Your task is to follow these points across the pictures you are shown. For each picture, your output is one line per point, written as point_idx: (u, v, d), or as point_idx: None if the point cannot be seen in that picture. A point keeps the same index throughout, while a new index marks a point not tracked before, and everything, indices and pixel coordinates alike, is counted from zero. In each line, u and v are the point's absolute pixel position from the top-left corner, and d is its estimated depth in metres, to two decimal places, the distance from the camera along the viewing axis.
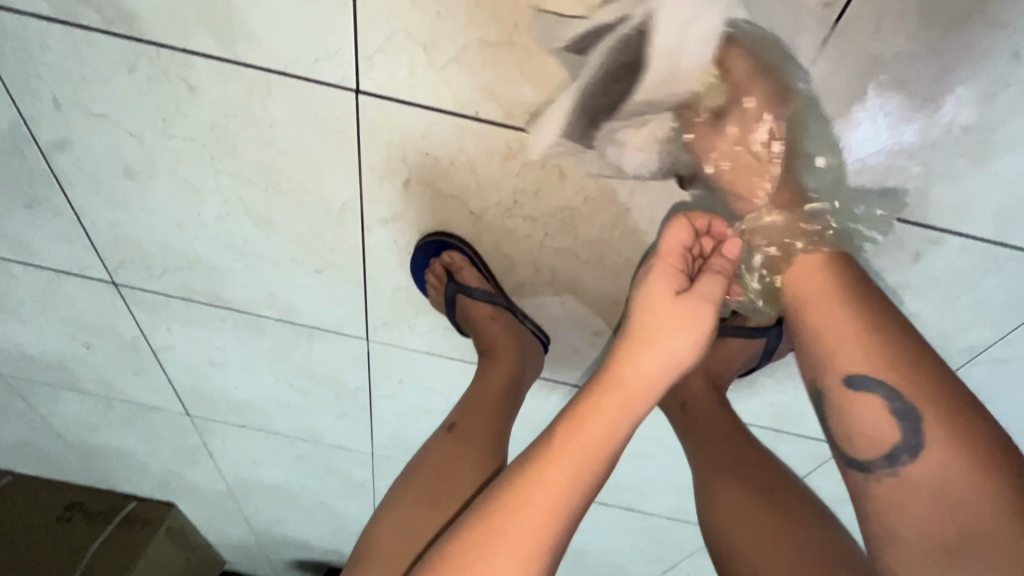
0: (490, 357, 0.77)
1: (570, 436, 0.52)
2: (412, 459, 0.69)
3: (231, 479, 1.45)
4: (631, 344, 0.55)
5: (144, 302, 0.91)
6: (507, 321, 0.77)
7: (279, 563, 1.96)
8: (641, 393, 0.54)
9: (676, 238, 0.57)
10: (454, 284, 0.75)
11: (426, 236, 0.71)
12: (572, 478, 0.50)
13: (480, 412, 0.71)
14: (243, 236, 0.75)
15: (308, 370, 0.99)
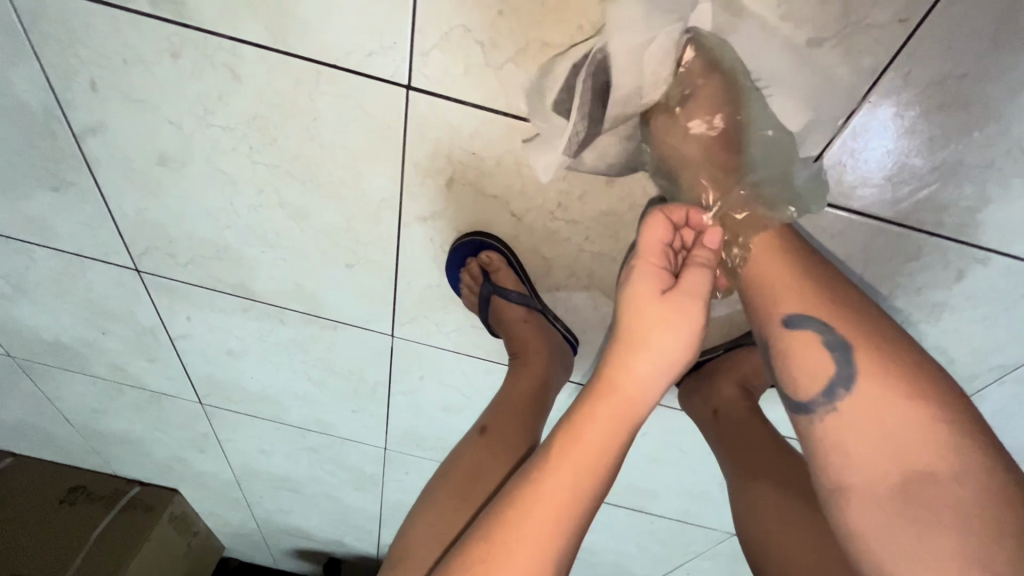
0: (521, 360, 0.76)
1: (569, 446, 0.51)
2: (445, 461, 0.70)
3: (238, 468, 1.44)
4: (623, 352, 0.55)
5: (165, 290, 0.89)
6: (539, 324, 0.77)
7: (279, 551, 1.96)
8: (636, 399, 0.53)
9: (657, 234, 0.56)
10: (490, 284, 0.75)
11: (465, 236, 0.70)
12: (570, 490, 0.50)
13: (511, 414, 0.71)
14: (275, 228, 0.74)
15: (328, 363, 0.98)
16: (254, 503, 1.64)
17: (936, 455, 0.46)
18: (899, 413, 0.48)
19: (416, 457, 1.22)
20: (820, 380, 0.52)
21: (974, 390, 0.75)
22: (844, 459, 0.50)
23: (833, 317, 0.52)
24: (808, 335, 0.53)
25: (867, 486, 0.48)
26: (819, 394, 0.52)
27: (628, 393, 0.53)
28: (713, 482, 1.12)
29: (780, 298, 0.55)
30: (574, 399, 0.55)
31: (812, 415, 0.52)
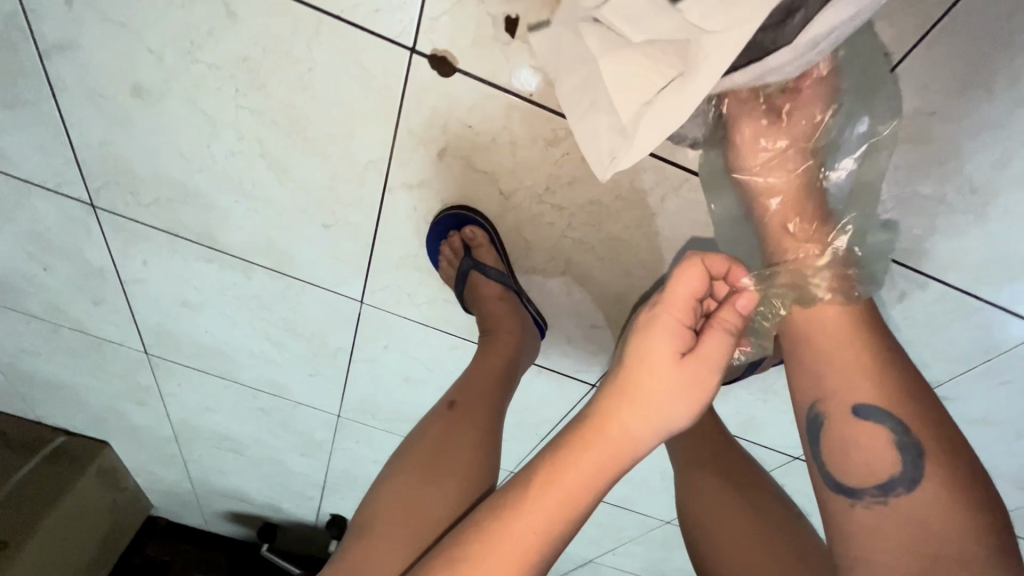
0: (491, 337, 0.77)
1: (546, 485, 0.55)
2: (410, 436, 0.70)
3: (178, 424, 1.39)
4: (621, 396, 0.59)
5: (122, 229, 0.85)
6: (513, 303, 0.78)
7: (212, 512, 1.91)
8: (624, 446, 0.58)
9: (689, 288, 0.59)
10: (470, 259, 0.75)
11: (450, 207, 0.70)
12: (543, 528, 0.54)
13: (479, 391, 0.73)
14: (253, 178, 0.72)
15: (289, 324, 0.96)
16: (191, 462, 1.59)
17: (970, 565, 0.48)
18: (946, 516, 0.50)
19: (369, 426, 1.21)
20: (877, 475, 0.53)
21: None
22: (877, 544, 0.52)
23: (880, 392, 0.54)
24: (869, 425, 0.54)
25: (888, 564, 0.50)
26: (873, 485, 0.53)
27: (615, 438, 0.57)
28: (655, 472, 1.18)
29: (846, 384, 0.55)
30: (559, 440, 0.58)
31: (857, 500, 0.54)
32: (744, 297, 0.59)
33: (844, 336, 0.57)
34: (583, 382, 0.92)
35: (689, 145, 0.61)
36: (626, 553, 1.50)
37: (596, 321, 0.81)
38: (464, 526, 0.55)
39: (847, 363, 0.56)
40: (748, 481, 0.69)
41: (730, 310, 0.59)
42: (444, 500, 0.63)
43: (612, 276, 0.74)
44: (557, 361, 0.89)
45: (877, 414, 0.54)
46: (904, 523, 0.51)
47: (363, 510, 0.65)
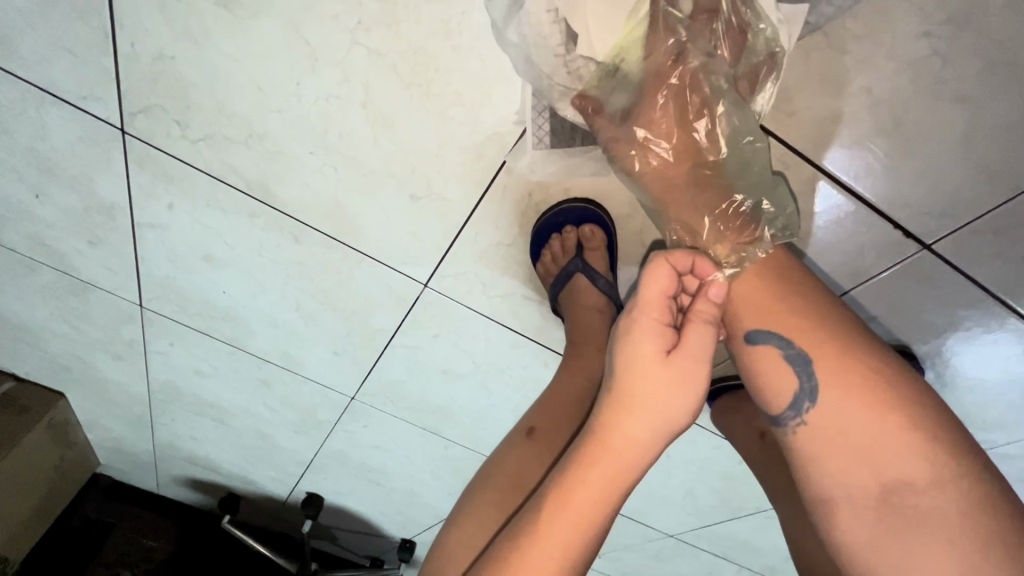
0: (578, 350, 0.72)
1: (550, 519, 0.48)
2: (486, 466, 0.67)
3: (157, 383, 1.23)
4: (616, 408, 0.50)
5: (151, 164, 0.70)
6: (610, 319, 0.73)
7: (166, 479, 1.73)
8: (630, 461, 0.49)
9: (660, 287, 0.51)
10: (581, 260, 0.71)
11: (576, 202, 0.67)
12: (559, 556, 0.47)
13: (561, 418, 0.67)
14: (341, 129, 0.60)
15: (329, 296, 0.85)
16: (159, 425, 1.43)
17: (921, 465, 0.46)
18: (880, 426, 0.47)
19: (384, 413, 1.11)
20: (784, 395, 0.52)
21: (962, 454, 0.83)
22: (828, 466, 0.50)
23: (789, 316, 0.52)
24: (771, 349, 0.53)
25: (852, 505, 0.49)
26: (787, 408, 0.52)
27: (620, 454, 0.49)
28: (678, 495, 1.14)
29: (747, 313, 0.54)
30: (558, 464, 0.51)
31: (782, 425, 0.52)
32: (716, 285, 0.52)
33: (764, 275, 0.54)
34: None
35: (876, 163, 0.56)
36: (617, 562, 1.47)
37: None
38: (483, 564, 0.49)
39: (762, 299, 0.54)
40: None
41: (705, 301, 0.52)
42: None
43: None
44: None
45: (773, 340, 0.52)
46: (842, 444, 0.49)
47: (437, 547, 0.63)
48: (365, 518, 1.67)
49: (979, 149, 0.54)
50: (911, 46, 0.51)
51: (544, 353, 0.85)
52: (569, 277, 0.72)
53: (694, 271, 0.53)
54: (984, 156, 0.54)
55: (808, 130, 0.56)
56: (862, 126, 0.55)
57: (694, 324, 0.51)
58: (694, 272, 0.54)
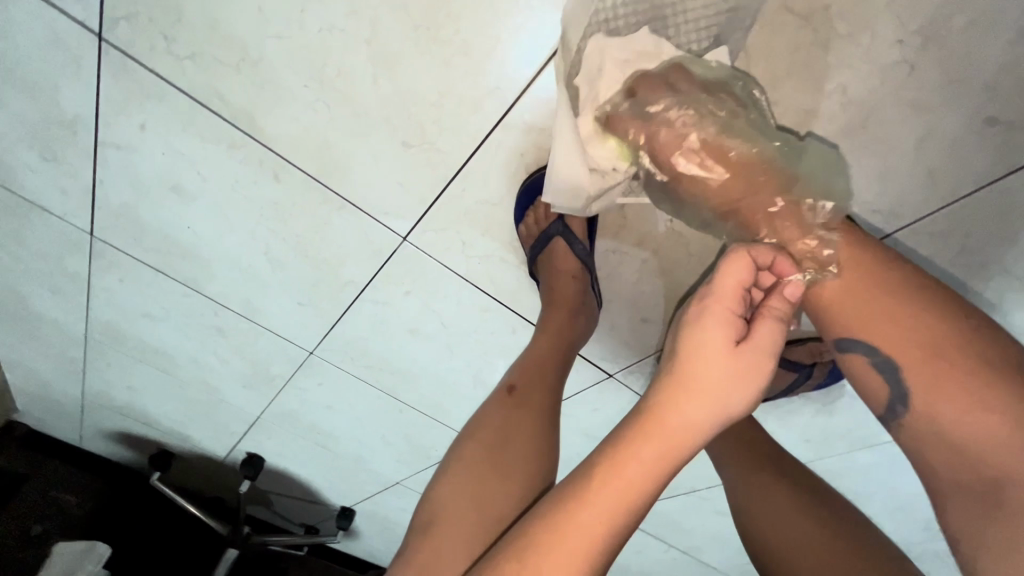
0: (553, 311, 0.75)
1: (606, 479, 0.50)
2: (471, 421, 0.67)
3: (96, 323, 1.16)
4: (678, 387, 0.52)
5: (126, 78, 0.67)
6: (583, 282, 0.77)
7: (91, 432, 1.63)
8: (685, 441, 0.51)
9: (736, 280, 0.53)
10: (560, 224, 0.76)
11: (539, 170, 0.67)
12: (610, 518, 0.49)
13: (538, 373, 0.70)
14: (340, 65, 0.60)
15: (301, 242, 0.83)
16: (92, 370, 1.35)
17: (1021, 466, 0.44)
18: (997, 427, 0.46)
19: (342, 371, 1.10)
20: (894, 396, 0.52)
21: (875, 440, 0.93)
22: (936, 462, 0.49)
23: (868, 319, 0.53)
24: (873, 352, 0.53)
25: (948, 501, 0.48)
26: (883, 408, 0.53)
27: (674, 435, 0.51)
28: None
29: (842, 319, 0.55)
30: (618, 432, 0.53)
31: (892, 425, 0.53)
32: (792, 285, 0.55)
33: (866, 276, 0.53)
34: (605, 372, 0.91)
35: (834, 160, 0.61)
36: None
37: (650, 315, 0.80)
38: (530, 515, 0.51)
39: (868, 304, 0.53)
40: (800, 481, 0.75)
41: (779, 298, 0.55)
42: (504, 494, 0.60)
43: (689, 275, 0.74)
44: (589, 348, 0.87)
45: (861, 350, 0.53)
46: (936, 443, 0.49)
47: (424, 507, 0.61)
48: (306, 483, 1.65)
49: (925, 157, 0.59)
50: (885, 52, 0.54)
51: (512, 319, 0.87)
52: (549, 240, 0.76)
53: (772, 268, 0.56)
54: (937, 165, 0.59)
55: (796, 117, 0.59)
56: (845, 124, 0.58)
57: (765, 320, 0.53)
58: (771, 268, 0.56)
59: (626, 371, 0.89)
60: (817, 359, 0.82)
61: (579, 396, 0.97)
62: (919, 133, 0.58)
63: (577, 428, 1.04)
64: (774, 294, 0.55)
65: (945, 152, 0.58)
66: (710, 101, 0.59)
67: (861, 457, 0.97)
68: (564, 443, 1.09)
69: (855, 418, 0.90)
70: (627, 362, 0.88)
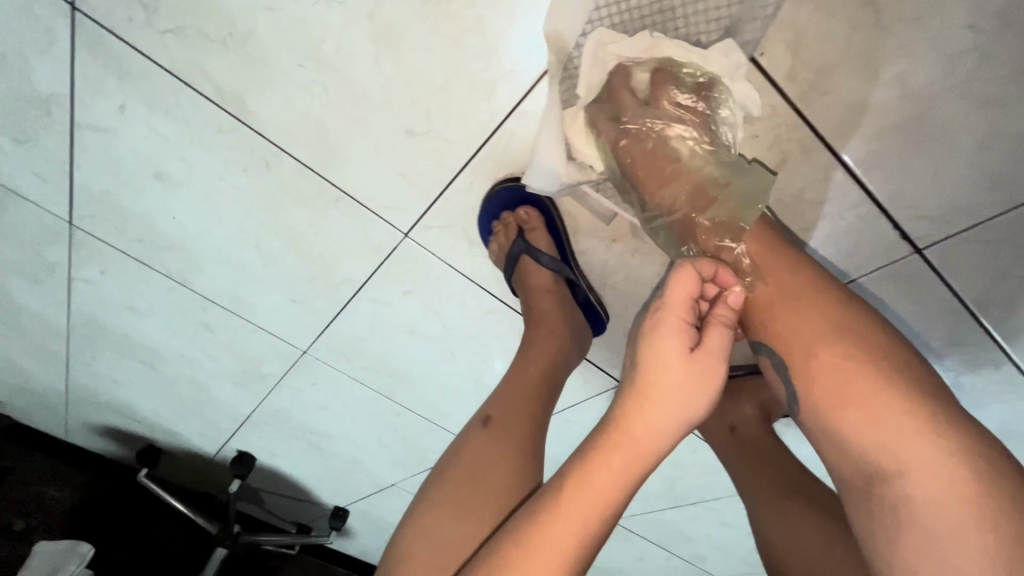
0: (536, 331, 0.72)
1: (567, 496, 0.45)
2: (446, 457, 0.63)
3: (79, 316, 1.11)
4: (634, 400, 0.48)
5: (103, 54, 0.61)
6: (563, 300, 0.74)
7: (76, 426, 1.58)
8: (650, 450, 0.47)
9: (686, 288, 0.50)
10: (523, 243, 0.71)
11: (504, 180, 0.64)
12: (575, 535, 0.44)
13: (517, 402, 0.65)
14: (339, 42, 0.54)
15: (295, 236, 0.78)
16: (76, 364, 1.29)
17: (897, 455, 0.46)
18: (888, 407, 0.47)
19: (338, 371, 1.05)
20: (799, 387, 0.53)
21: None
22: (839, 448, 0.50)
23: (772, 317, 0.54)
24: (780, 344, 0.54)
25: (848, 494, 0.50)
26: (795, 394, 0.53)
27: (640, 444, 0.47)
28: None
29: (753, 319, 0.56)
30: (575, 448, 0.49)
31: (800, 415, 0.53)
32: (735, 294, 0.52)
33: (778, 274, 0.55)
34: (616, 380, 0.86)
35: (881, 157, 0.56)
36: None
37: None
38: (491, 547, 0.46)
39: (782, 302, 0.54)
40: (825, 498, 0.71)
41: (724, 307, 0.52)
42: (471, 530, 0.55)
43: None
44: (601, 353, 0.82)
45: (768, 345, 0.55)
46: (826, 436, 0.51)
47: (393, 552, 0.57)
48: (298, 482, 1.60)
49: (987, 156, 0.53)
50: (951, 37, 0.48)
51: (519, 322, 0.82)
52: (515, 260, 0.72)
53: (715, 279, 0.52)
54: (993, 175, 0.54)
55: (841, 112, 0.54)
56: (895, 117, 0.53)
57: (714, 327, 0.51)
58: (715, 280, 0.53)
59: None
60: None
61: (588, 403, 0.92)
62: (978, 132, 0.52)
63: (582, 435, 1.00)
64: (720, 301, 0.52)
65: (1009, 153, 0.53)
66: (676, 122, 0.59)
67: None
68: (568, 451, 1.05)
69: None
70: None
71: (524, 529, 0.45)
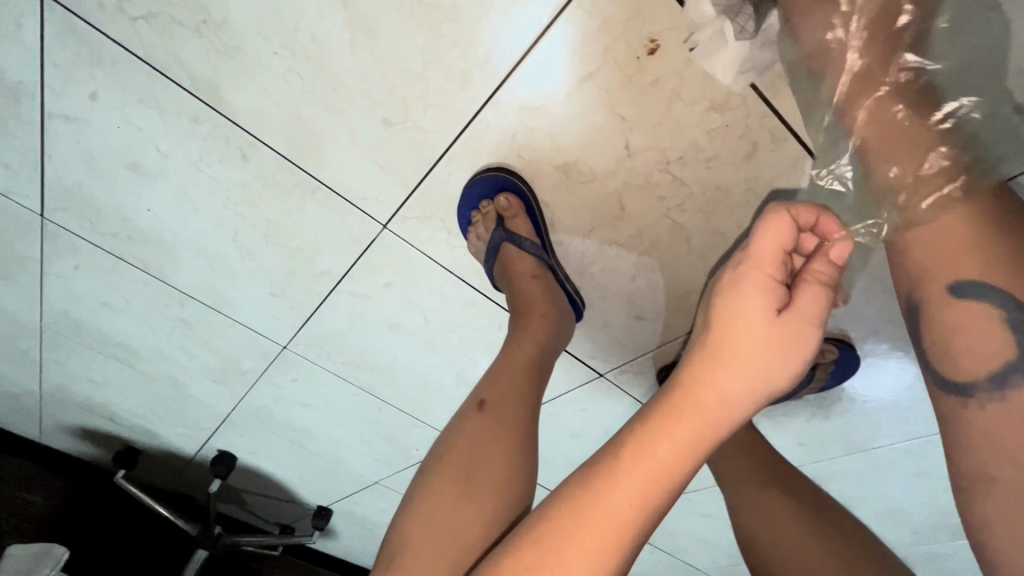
0: (523, 319, 0.71)
1: (637, 455, 0.43)
2: (442, 441, 0.62)
3: (53, 313, 1.08)
4: (708, 359, 0.47)
5: (75, 42, 0.60)
6: (546, 282, 0.73)
7: (51, 428, 1.54)
8: (722, 418, 0.45)
9: (776, 240, 0.47)
10: (503, 231, 0.70)
11: (488, 169, 0.64)
12: (642, 499, 0.41)
13: (510, 386, 0.65)
14: (315, 30, 0.54)
15: (274, 228, 0.77)
16: (50, 363, 1.26)
17: None
18: None
19: (318, 366, 1.04)
20: (995, 362, 0.40)
21: (869, 445, 0.90)
22: (999, 428, 0.39)
23: (1011, 265, 0.41)
24: (981, 306, 0.41)
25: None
26: (986, 376, 0.40)
27: (714, 405, 0.45)
28: None
29: (942, 264, 0.43)
30: (645, 406, 0.47)
31: (970, 399, 0.41)
32: (838, 246, 0.49)
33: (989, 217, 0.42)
34: (595, 370, 0.87)
35: None
36: None
37: (645, 313, 0.75)
38: (546, 501, 0.43)
39: (995, 248, 0.42)
40: (802, 491, 0.72)
41: (822, 263, 0.49)
42: (472, 518, 0.55)
43: (690, 272, 0.68)
44: (581, 344, 0.83)
45: (996, 297, 0.40)
46: None
47: (393, 537, 0.56)
48: (280, 481, 1.58)
49: None
50: None
51: (499, 314, 0.82)
52: (496, 249, 0.72)
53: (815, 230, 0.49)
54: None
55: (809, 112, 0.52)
56: None
57: (808, 285, 0.48)
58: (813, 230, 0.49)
59: (617, 370, 0.86)
60: (819, 361, 0.77)
61: (569, 394, 0.92)
62: None
63: (563, 427, 1.00)
64: (818, 258, 0.49)
65: None
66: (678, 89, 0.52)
67: (854, 461, 0.95)
68: (550, 442, 1.05)
69: (849, 422, 0.88)
70: (619, 361, 0.84)
71: (586, 484, 0.42)
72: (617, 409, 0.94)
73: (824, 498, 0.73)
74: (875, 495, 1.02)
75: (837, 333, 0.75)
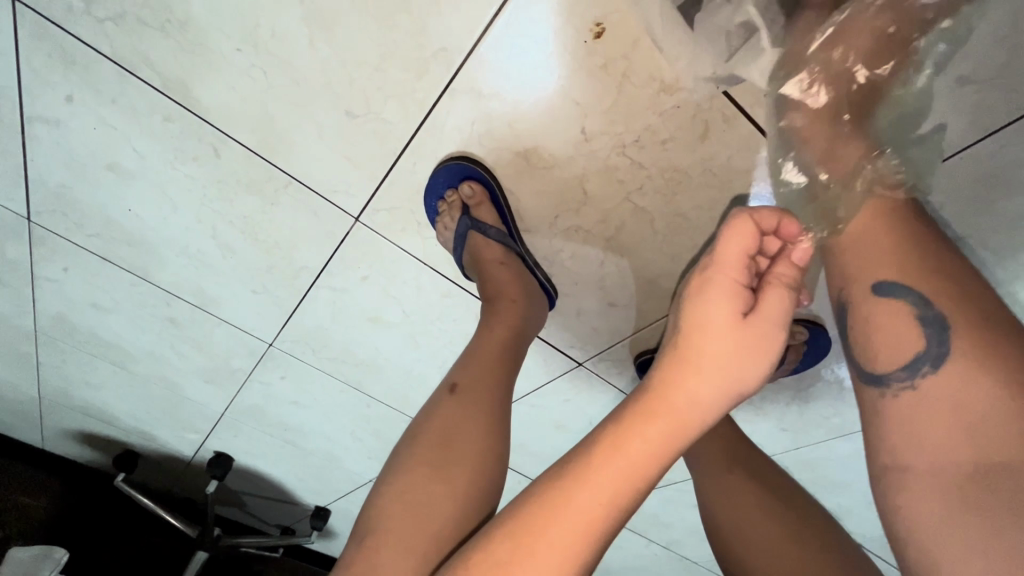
0: (493, 305, 0.72)
1: (606, 457, 0.43)
2: (414, 425, 0.63)
3: (47, 317, 1.11)
4: (676, 362, 0.48)
5: (49, 46, 0.62)
6: (515, 269, 0.74)
7: (52, 433, 1.57)
8: (692, 420, 0.46)
9: (740, 246, 0.48)
10: (468, 219, 0.72)
11: (450, 159, 0.65)
12: (609, 500, 0.42)
13: (483, 369, 0.66)
14: (275, 25, 0.56)
15: (251, 225, 0.79)
16: (47, 367, 1.29)
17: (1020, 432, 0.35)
18: (992, 401, 0.37)
19: (305, 363, 1.05)
20: (906, 355, 0.43)
21: (851, 429, 0.90)
22: (906, 412, 0.41)
23: (906, 262, 0.45)
24: (894, 304, 0.44)
25: (929, 483, 0.38)
26: (898, 366, 0.43)
27: (680, 409, 0.46)
28: None
29: (870, 269, 0.47)
30: (615, 408, 0.47)
31: (885, 388, 0.43)
32: (800, 249, 0.49)
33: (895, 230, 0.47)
34: (573, 359, 0.88)
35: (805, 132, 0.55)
36: None
37: (617, 299, 0.76)
38: (517, 498, 0.44)
39: (896, 249, 0.46)
40: (776, 482, 0.73)
41: (786, 265, 0.49)
42: (443, 497, 0.56)
43: (656, 256, 0.69)
44: (557, 333, 0.84)
45: (901, 299, 0.44)
46: (937, 406, 0.40)
47: (367, 515, 0.57)
48: (276, 482, 1.60)
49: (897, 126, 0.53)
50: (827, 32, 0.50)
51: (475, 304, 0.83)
52: (463, 237, 0.73)
53: (778, 234, 0.49)
54: (974, 96, 0.50)
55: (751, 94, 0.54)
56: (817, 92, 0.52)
57: (773, 289, 0.49)
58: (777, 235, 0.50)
59: (595, 360, 0.87)
60: (791, 342, 0.78)
61: (550, 384, 0.93)
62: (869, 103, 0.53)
63: (547, 418, 1.01)
64: (782, 261, 0.49)
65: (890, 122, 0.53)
66: (630, 72, 0.53)
67: (838, 446, 0.95)
68: (534, 434, 1.06)
69: (829, 405, 0.87)
70: (596, 349, 0.85)
71: (558, 483, 0.43)
72: (599, 399, 0.94)
73: (796, 489, 0.73)
74: (863, 481, 1.01)
75: (810, 315, 0.75)
